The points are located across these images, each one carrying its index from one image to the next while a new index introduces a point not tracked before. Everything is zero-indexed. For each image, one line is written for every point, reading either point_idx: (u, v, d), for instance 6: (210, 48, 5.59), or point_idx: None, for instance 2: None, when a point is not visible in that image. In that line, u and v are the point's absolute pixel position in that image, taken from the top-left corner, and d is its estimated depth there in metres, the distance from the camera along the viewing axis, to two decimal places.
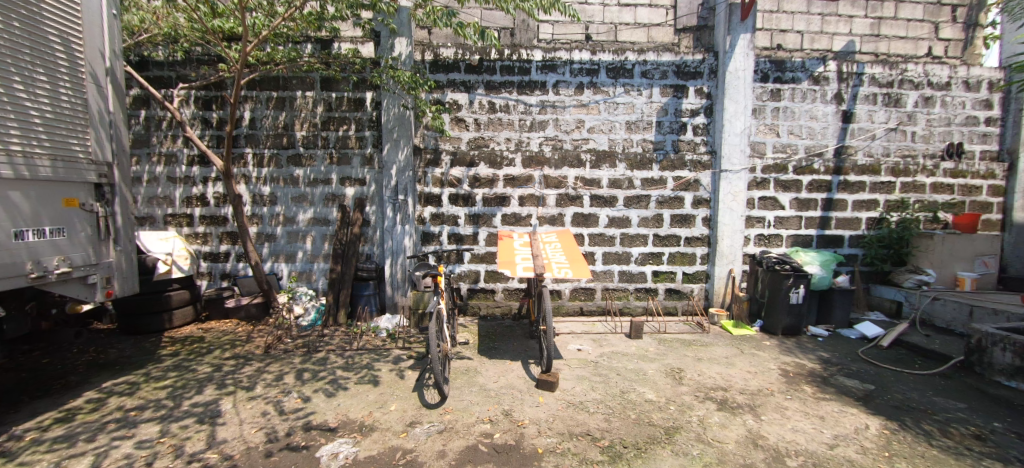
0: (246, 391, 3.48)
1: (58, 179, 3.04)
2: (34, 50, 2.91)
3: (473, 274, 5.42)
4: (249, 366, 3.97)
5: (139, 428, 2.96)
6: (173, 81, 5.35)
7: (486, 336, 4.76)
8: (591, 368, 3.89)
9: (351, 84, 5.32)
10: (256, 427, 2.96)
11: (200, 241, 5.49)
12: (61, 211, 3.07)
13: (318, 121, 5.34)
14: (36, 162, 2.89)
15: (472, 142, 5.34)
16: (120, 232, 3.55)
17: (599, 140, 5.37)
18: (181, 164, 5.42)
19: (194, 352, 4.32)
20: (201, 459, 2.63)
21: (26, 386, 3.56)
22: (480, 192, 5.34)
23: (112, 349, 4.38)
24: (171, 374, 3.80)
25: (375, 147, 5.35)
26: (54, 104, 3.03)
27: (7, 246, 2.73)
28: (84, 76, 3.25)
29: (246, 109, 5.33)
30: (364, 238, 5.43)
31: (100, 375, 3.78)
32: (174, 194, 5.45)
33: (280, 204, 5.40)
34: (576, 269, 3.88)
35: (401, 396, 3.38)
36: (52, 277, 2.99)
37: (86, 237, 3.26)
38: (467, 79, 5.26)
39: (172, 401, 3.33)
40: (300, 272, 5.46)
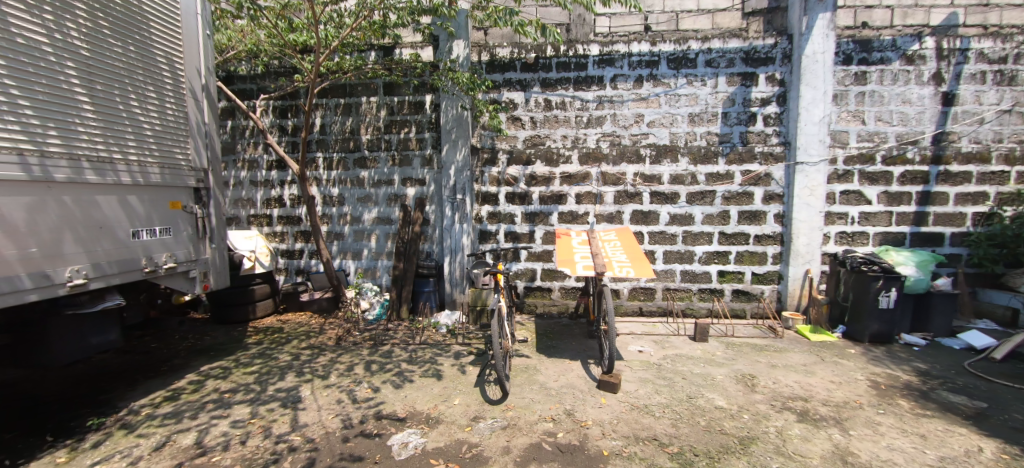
0: (322, 379, 3.74)
1: (165, 184, 3.42)
2: (146, 71, 3.29)
3: (530, 272, 5.43)
4: (323, 357, 4.26)
5: (234, 409, 3.27)
6: (255, 92, 5.84)
7: (544, 334, 4.76)
8: (654, 371, 3.77)
9: (411, 88, 5.52)
10: (333, 413, 3.17)
11: (278, 240, 5.96)
12: (167, 213, 3.46)
13: (381, 124, 5.60)
14: (149, 170, 3.27)
15: (528, 141, 5.34)
16: (213, 232, 3.95)
17: (660, 134, 5.16)
18: (261, 169, 5.91)
19: (275, 341, 4.70)
20: (286, 441, 2.86)
21: (141, 367, 4.06)
22: (536, 191, 5.34)
23: (208, 337, 4.88)
24: (257, 361, 4.17)
25: (434, 149, 5.52)
26: (162, 118, 3.42)
27: (127, 244, 3.11)
28: (185, 92, 3.63)
29: (317, 116, 5.71)
30: (424, 236, 5.61)
31: (199, 360, 4.23)
32: (256, 196, 5.96)
33: (347, 204, 5.73)
34: (638, 268, 3.76)
35: (464, 391, 3.46)
36: (161, 271, 3.39)
37: (187, 236, 3.65)
38: (523, 78, 5.28)
39: (260, 385, 3.65)
40: (365, 269, 5.76)
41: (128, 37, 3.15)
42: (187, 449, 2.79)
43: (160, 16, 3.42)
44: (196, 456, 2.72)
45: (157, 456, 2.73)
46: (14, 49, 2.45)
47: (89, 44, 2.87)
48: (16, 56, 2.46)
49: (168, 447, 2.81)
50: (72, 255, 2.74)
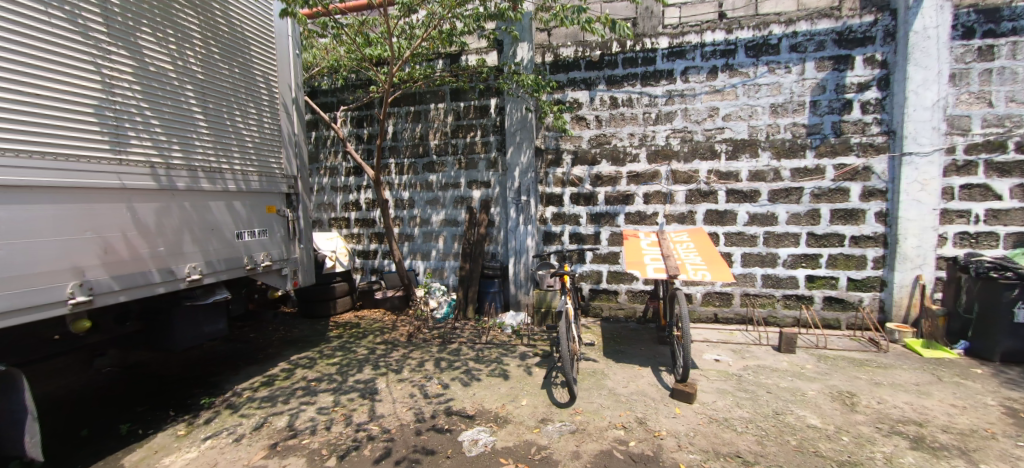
0: (396, 373, 3.93)
1: (263, 191, 3.80)
2: (248, 89, 3.68)
3: (596, 274, 5.32)
4: (396, 352, 4.48)
5: (319, 396, 3.53)
6: (335, 105, 6.31)
7: (611, 338, 4.63)
8: (734, 382, 3.52)
9: (477, 93, 5.64)
10: (407, 406, 3.32)
11: (355, 241, 6.38)
12: (265, 216, 3.83)
13: (448, 129, 5.78)
14: (250, 178, 3.65)
15: (594, 140, 5.23)
16: (301, 233, 4.31)
17: (737, 127, 4.81)
18: (341, 175, 6.36)
19: (354, 335, 5.02)
20: (366, 429, 3.03)
21: (242, 355, 4.53)
22: (602, 191, 5.21)
23: (297, 329, 5.34)
24: (339, 353, 4.48)
25: (499, 151, 5.59)
26: (261, 131, 3.79)
27: (233, 244, 3.50)
28: (278, 106, 4.01)
29: (390, 124, 6.03)
30: (490, 238, 5.70)
31: (289, 350, 4.63)
32: (337, 201, 6.42)
33: (417, 207, 5.99)
34: (715, 271, 3.52)
35: (531, 392, 3.46)
36: (259, 269, 3.77)
37: (280, 237, 4.02)
38: (588, 76, 5.19)
39: (341, 376, 3.91)
40: (434, 269, 5.98)
41: (234, 60, 3.54)
42: (281, 430, 3.06)
43: (259, 40, 3.81)
44: (289, 437, 2.97)
45: (257, 435, 3.01)
46: (147, 76, 2.84)
47: (203, 68, 3.26)
48: (148, 82, 2.85)
49: (266, 427, 3.10)
50: (190, 254, 3.12)
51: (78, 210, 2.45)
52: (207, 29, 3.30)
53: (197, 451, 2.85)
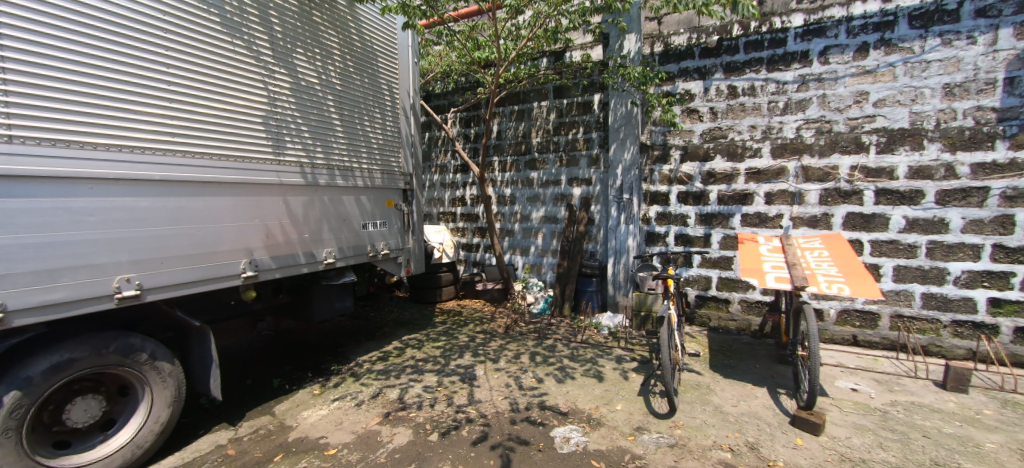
0: (494, 362, 4.08)
1: (385, 187, 4.20)
2: (376, 96, 4.08)
3: (704, 279, 4.90)
4: (494, 342, 4.64)
5: (425, 376, 3.80)
6: (446, 107, 6.72)
7: (719, 350, 4.24)
8: (876, 418, 2.99)
9: (581, 89, 5.56)
10: (502, 395, 3.42)
11: (460, 234, 6.73)
12: (386, 210, 4.23)
13: (551, 127, 5.80)
14: (375, 176, 4.06)
15: (706, 133, 4.80)
16: (415, 226, 4.68)
17: (895, 114, 4.03)
18: (449, 172, 6.77)
19: (456, 323, 5.32)
20: (465, 411, 3.19)
21: (362, 331, 5.08)
22: (716, 189, 4.78)
23: (407, 313, 5.82)
24: (442, 338, 4.78)
25: (602, 148, 5.45)
26: (385, 133, 4.19)
27: (360, 233, 3.92)
28: (399, 110, 4.39)
29: (496, 123, 6.25)
30: (589, 236, 5.58)
31: (402, 331, 5.07)
32: (444, 196, 6.85)
33: (518, 204, 6.12)
34: (856, 285, 3.00)
35: (627, 398, 3.32)
36: (379, 256, 4.18)
37: (397, 229, 4.42)
38: (703, 65, 4.79)
39: (444, 360, 4.17)
40: (532, 265, 6.06)
41: (365, 71, 3.95)
42: (392, 402, 3.35)
43: (384, 52, 4.19)
44: (398, 409, 3.24)
45: (373, 403, 3.34)
46: (299, 89, 3.29)
47: (341, 80, 3.68)
48: (301, 94, 3.31)
49: (380, 397, 3.42)
50: (327, 240, 3.57)
51: (248, 201, 2.94)
52: (345, 45, 3.73)
53: (326, 409, 3.25)
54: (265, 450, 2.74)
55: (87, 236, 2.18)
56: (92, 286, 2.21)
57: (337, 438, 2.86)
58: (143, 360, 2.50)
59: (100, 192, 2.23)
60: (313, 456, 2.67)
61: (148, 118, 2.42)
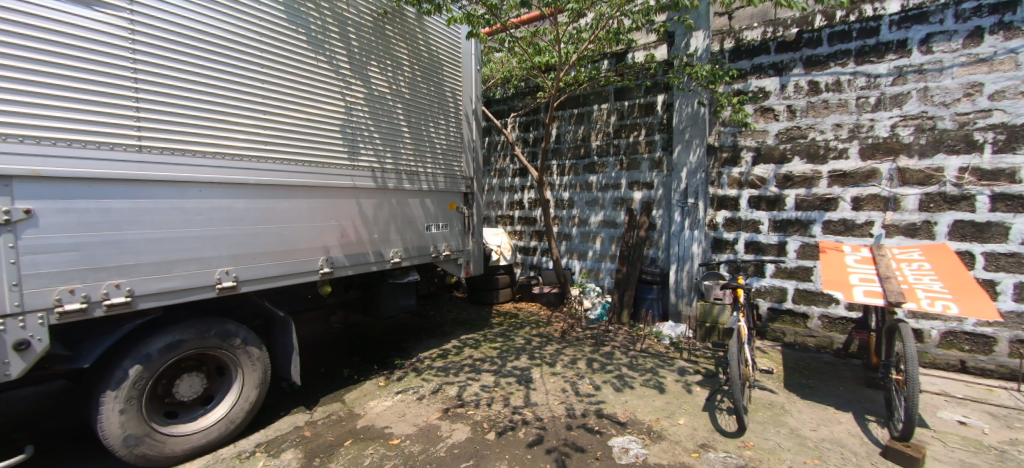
0: (550, 366, 4.07)
1: (448, 190, 4.35)
2: (441, 104, 4.25)
3: (779, 291, 4.57)
4: (551, 346, 4.63)
5: (483, 375, 3.88)
6: (506, 112, 6.84)
7: (796, 369, 3.93)
8: (989, 457, 2.61)
9: (644, 90, 5.41)
10: (559, 400, 3.40)
11: (517, 237, 6.80)
12: (448, 213, 4.38)
13: (611, 130, 5.71)
14: (438, 180, 4.22)
15: (783, 133, 4.48)
16: (475, 228, 4.80)
17: (1016, 107, 3.52)
18: (508, 176, 6.88)
19: (512, 325, 5.37)
20: (521, 413, 3.21)
21: (422, 329, 5.28)
22: (793, 194, 4.43)
23: (465, 313, 5.97)
24: (499, 339, 4.85)
25: (665, 151, 5.26)
26: (448, 138, 4.35)
27: (423, 235, 4.09)
28: (462, 117, 4.53)
29: (555, 127, 6.26)
30: (650, 241, 5.40)
31: (460, 330, 5.21)
32: (503, 200, 6.96)
33: (576, 207, 6.09)
34: (967, 304, 2.65)
35: (691, 412, 3.17)
36: (441, 257, 4.33)
37: (458, 231, 4.55)
38: (779, 60, 4.48)
39: (501, 361, 4.22)
40: (589, 269, 5.98)
41: (432, 80, 4.12)
42: (451, 399, 3.45)
43: (449, 61, 4.35)
44: (457, 405, 3.34)
45: (433, 398, 3.47)
46: (372, 99, 3.51)
47: (410, 90, 3.88)
48: (375, 103, 3.53)
49: (440, 393, 3.54)
50: (394, 241, 3.77)
51: (325, 203, 3.18)
52: (414, 56, 3.92)
53: (390, 401, 3.42)
54: (336, 435, 2.93)
55: (196, 233, 2.48)
56: (198, 277, 2.50)
57: (400, 429, 3.00)
58: (237, 345, 2.79)
59: (206, 194, 2.52)
60: (379, 444, 2.82)
61: (246, 128, 2.70)
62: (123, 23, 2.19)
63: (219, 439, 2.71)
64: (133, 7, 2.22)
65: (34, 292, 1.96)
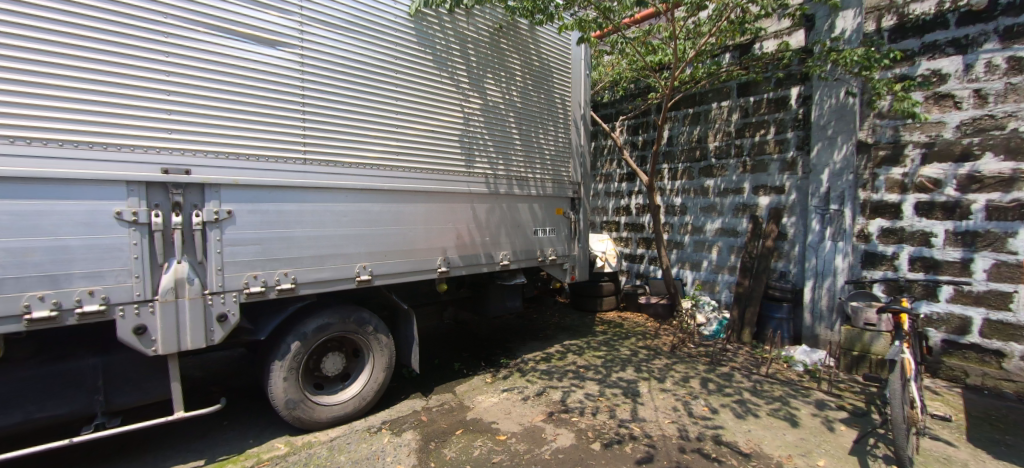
0: (659, 382, 3.85)
1: (555, 196, 4.40)
2: (550, 110, 4.30)
3: (958, 320, 3.73)
4: (659, 360, 4.39)
5: (587, 383, 3.83)
6: (614, 115, 6.69)
7: (982, 419, 3.16)
8: None
9: (774, 83, 4.86)
10: (670, 419, 3.21)
11: (623, 244, 6.61)
12: (555, 218, 4.43)
13: (733, 129, 5.25)
14: (546, 185, 4.28)
15: (968, 125, 3.64)
16: (581, 233, 4.77)
17: None
18: (615, 181, 6.72)
19: (617, 334, 5.20)
20: (628, 427, 3.09)
21: (525, 331, 5.38)
22: (983, 199, 3.57)
23: (568, 318, 5.93)
24: (604, 348, 4.74)
25: (799, 150, 4.66)
26: (557, 144, 4.39)
27: (531, 239, 4.18)
28: (571, 122, 4.54)
29: (667, 129, 5.97)
30: (779, 253, 4.82)
31: (563, 335, 5.21)
32: (609, 205, 6.83)
33: (690, 214, 5.72)
34: None
35: (832, 454, 2.74)
36: (547, 261, 4.39)
37: (564, 236, 4.57)
38: (961, 36, 3.67)
39: (606, 370, 4.12)
40: (704, 281, 5.56)
41: (542, 88, 4.21)
42: (555, 403, 3.47)
43: (560, 69, 4.41)
44: (561, 411, 3.34)
45: (538, 400, 3.52)
46: (487, 109, 3.70)
47: (522, 99, 4.01)
48: (489, 113, 3.71)
49: (545, 396, 3.57)
50: (504, 244, 3.91)
51: (445, 207, 3.44)
52: (526, 65, 4.04)
53: (497, 397, 3.55)
54: (449, 423, 3.14)
55: (342, 232, 2.87)
56: (343, 270, 2.88)
57: (506, 426, 3.10)
58: (369, 331, 3.16)
59: (350, 198, 2.90)
60: (487, 438, 2.95)
61: (382, 141, 3.05)
62: (294, 58, 2.65)
63: (354, 412, 3.10)
64: (301, 44, 2.68)
65: (232, 276, 2.45)
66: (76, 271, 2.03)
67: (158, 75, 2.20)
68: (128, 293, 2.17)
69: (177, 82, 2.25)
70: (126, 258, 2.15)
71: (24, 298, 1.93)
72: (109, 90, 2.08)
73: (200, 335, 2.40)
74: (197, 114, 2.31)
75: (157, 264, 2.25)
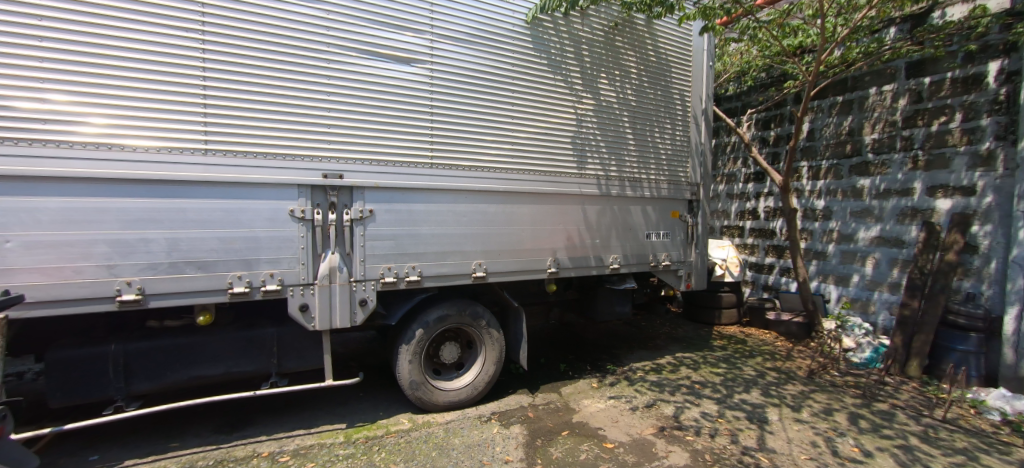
0: (793, 410, 3.39)
1: (671, 198, 4.15)
2: (667, 107, 4.06)
3: None
4: (792, 385, 3.87)
5: (703, 401, 3.54)
6: (740, 109, 6.09)
7: None
8: None
9: (960, 59, 3.97)
10: (806, 454, 2.81)
11: (748, 251, 5.98)
12: (669, 221, 4.17)
13: (899, 118, 4.40)
14: (660, 186, 4.06)
15: None
16: (700, 238, 4.42)
17: None
18: (739, 182, 6.12)
19: (739, 351, 4.71)
20: (753, 456, 2.79)
21: (633, 339, 5.17)
22: None
23: (680, 329, 5.55)
24: (723, 364, 4.34)
25: (998, 140, 3.72)
26: (673, 142, 4.13)
27: (643, 242, 4.00)
28: (690, 118, 4.25)
29: (808, 121, 5.26)
30: (964, 269, 3.92)
31: (675, 346, 4.89)
32: (731, 208, 6.24)
33: (836, 219, 4.95)
34: None
35: None
36: (661, 267, 4.15)
37: (680, 240, 4.28)
38: None
39: (727, 389, 3.77)
40: (854, 299, 4.76)
41: (659, 84, 4.00)
42: (667, 418, 3.27)
43: (679, 62, 4.14)
44: (674, 427, 3.14)
45: (647, 412, 3.36)
46: (600, 110, 3.65)
47: (637, 97, 3.86)
48: (602, 113, 3.65)
49: (655, 409, 3.40)
50: (614, 247, 3.81)
51: (556, 208, 3.47)
52: (642, 61, 3.88)
53: (603, 403, 3.48)
54: (555, 422, 3.17)
55: (461, 231, 3.07)
56: (462, 266, 3.08)
57: (614, 434, 3.02)
58: (482, 325, 3.34)
59: (467, 199, 3.09)
60: (594, 443, 2.91)
61: (498, 145, 3.19)
62: (425, 73, 2.92)
63: (467, 399, 3.30)
64: (431, 59, 2.94)
65: (371, 267, 2.79)
66: (262, 256, 2.50)
67: (321, 96, 2.61)
68: (295, 277, 2.60)
69: (335, 101, 2.65)
70: (295, 248, 2.59)
71: (227, 276, 2.43)
72: (287, 110, 2.53)
73: (346, 316, 2.77)
74: (348, 128, 2.69)
75: (317, 254, 2.66)
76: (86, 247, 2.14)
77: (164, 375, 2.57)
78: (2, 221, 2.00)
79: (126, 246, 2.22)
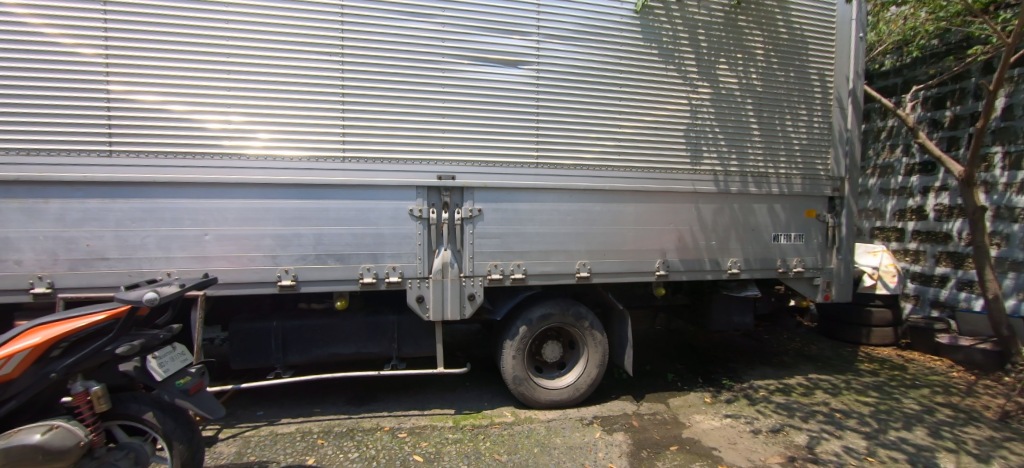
0: (978, 460, 2.72)
1: (805, 194, 3.62)
2: (801, 89, 3.55)
3: None
4: (975, 428, 3.11)
5: (846, 433, 3.03)
6: (901, 87, 5.07)
7: None
8: None
9: None
10: None
11: (910, 259, 4.97)
12: (803, 221, 3.64)
13: None
14: (792, 180, 3.56)
15: None
16: (844, 242, 3.76)
17: None
18: (898, 174, 5.11)
19: (896, 379, 3.93)
20: None
21: (752, 353, 4.65)
22: None
23: (814, 346, 4.83)
24: (874, 393, 3.66)
25: None
26: (809, 129, 3.60)
27: (769, 245, 3.55)
28: (832, 100, 3.66)
29: (1005, 95, 4.17)
30: None
31: (807, 366, 4.27)
32: (887, 207, 5.23)
33: None
34: None
35: None
36: (791, 273, 3.64)
37: (818, 244, 3.71)
38: None
39: (879, 423, 3.18)
40: None
41: (792, 64, 3.51)
42: (799, 447, 2.87)
43: (818, 37, 3.58)
44: (808, 459, 2.74)
45: (773, 438, 2.98)
46: (719, 98, 3.33)
47: (764, 82, 3.44)
48: (720, 103, 3.33)
49: (783, 435, 3.00)
50: (733, 250, 3.45)
51: (665, 207, 3.26)
52: (769, 41, 3.44)
53: (718, 421, 3.18)
54: (662, 435, 2.99)
55: (565, 229, 3.05)
56: (566, 265, 3.07)
57: (731, 456, 2.74)
58: (585, 326, 3.29)
59: (571, 198, 3.05)
60: (707, 463, 2.68)
61: (602, 143, 3.10)
62: (532, 75, 2.96)
63: (568, 400, 3.29)
64: (538, 60, 2.97)
65: (480, 263, 2.93)
66: (386, 251, 2.79)
67: (437, 104, 2.82)
68: (413, 270, 2.84)
69: (449, 108, 2.84)
70: (413, 244, 2.83)
71: (359, 268, 2.75)
72: (409, 120, 2.78)
73: (456, 309, 2.94)
74: (460, 132, 2.86)
75: (431, 251, 2.88)
76: (257, 240, 2.61)
77: (310, 350, 3.01)
78: (202, 219, 2.53)
79: (284, 239, 2.64)
